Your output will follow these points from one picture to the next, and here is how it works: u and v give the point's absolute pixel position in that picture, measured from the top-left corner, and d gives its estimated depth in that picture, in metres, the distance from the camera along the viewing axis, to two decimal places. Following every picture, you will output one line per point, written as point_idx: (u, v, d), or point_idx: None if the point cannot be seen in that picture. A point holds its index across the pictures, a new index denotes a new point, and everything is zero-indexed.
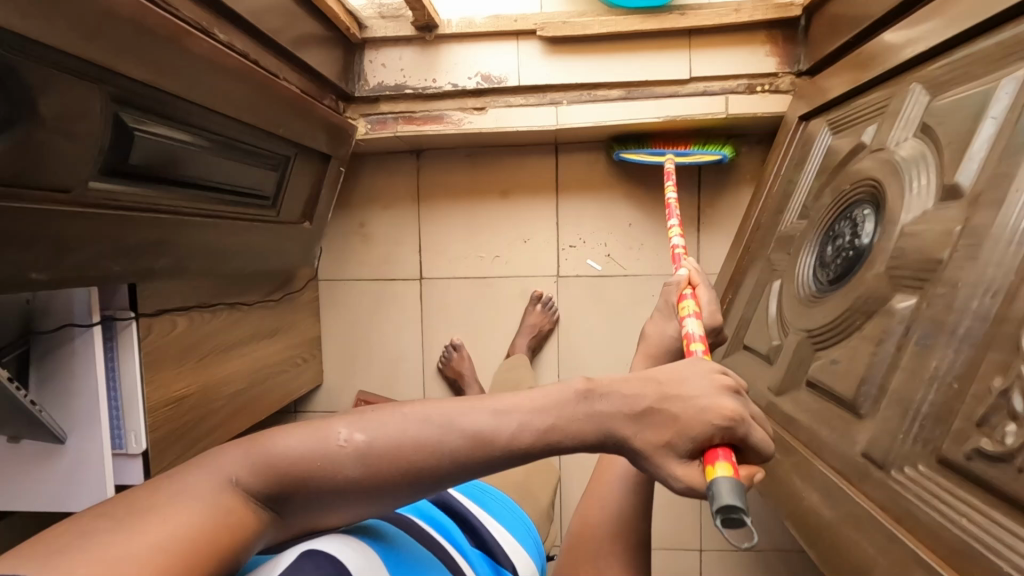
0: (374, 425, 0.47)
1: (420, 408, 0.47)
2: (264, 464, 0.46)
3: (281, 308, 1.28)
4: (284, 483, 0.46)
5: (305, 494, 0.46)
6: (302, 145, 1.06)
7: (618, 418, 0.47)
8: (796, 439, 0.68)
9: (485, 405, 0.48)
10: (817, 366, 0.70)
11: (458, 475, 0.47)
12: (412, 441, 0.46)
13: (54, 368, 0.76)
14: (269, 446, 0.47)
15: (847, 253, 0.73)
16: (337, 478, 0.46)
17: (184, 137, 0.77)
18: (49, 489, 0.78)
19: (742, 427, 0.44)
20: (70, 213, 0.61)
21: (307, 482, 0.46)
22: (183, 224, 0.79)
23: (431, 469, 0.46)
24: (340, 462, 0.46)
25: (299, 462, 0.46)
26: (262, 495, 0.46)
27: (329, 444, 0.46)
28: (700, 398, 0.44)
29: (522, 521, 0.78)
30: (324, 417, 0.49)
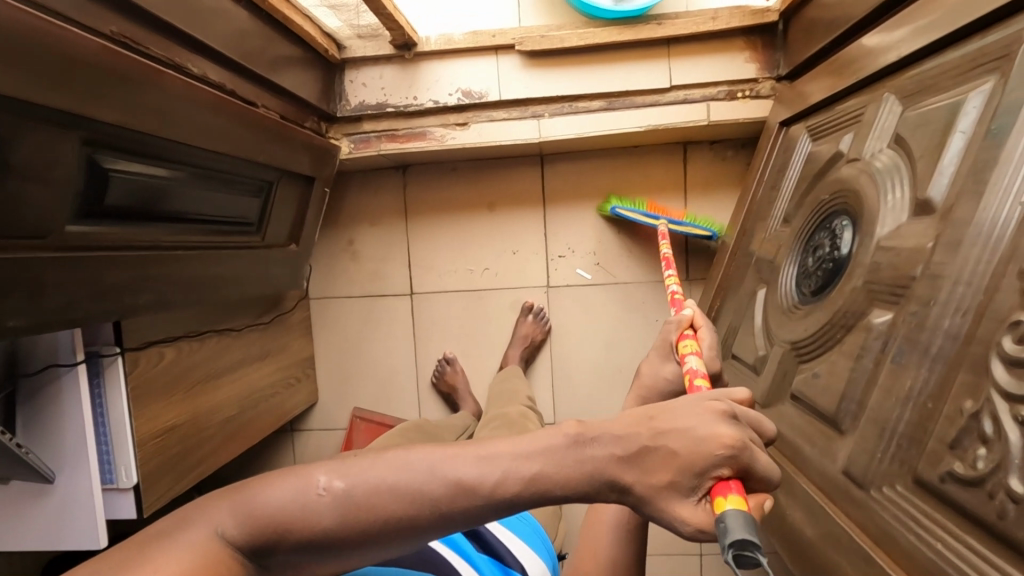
0: (355, 472, 0.48)
1: (400, 456, 0.48)
2: (249, 516, 0.48)
3: (271, 330, 1.28)
4: (266, 533, 0.48)
5: (288, 544, 0.48)
6: (284, 169, 1.05)
7: (613, 463, 0.45)
8: (782, 454, 0.68)
9: (468, 451, 0.48)
10: (801, 380, 0.70)
11: (437, 525, 0.47)
12: (390, 488, 0.47)
13: (41, 409, 0.76)
14: (254, 495, 0.48)
15: (828, 264, 0.73)
16: (316, 528, 0.47)
17: (160, 172, 0.77)
18: (40, 529, 0.78)
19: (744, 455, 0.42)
20: (47, 259, 0.61)
21: (288, 533, 0.47)
22: (166, 258, 0.80)
23: (409, 518, 0.46)
24: (319, 513, 0.47)
25: (280, 513, 0.47)
26: (247, 546, 0.48)
27: (308, 494, 0.47)
28: (697, 430, 0.42)
29: (531, 527, 0.78)
30: (310, 465, 0.50)
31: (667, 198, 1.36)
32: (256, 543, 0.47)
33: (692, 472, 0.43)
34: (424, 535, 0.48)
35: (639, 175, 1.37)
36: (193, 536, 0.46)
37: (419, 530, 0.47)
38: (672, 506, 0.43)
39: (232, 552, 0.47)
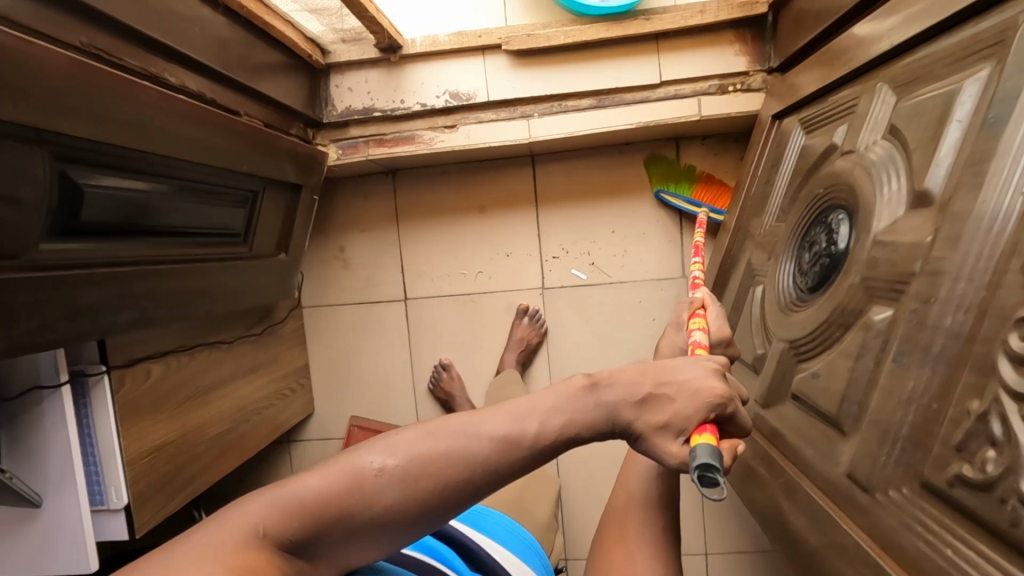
0: (400, 451, 0.48)
1: (445, 426, 0.50)
2: (296, 507, 0.47)
3: (264, 342, 1.26)
4: (315, 523, 0.47)
5: (342, 529, 0.48)
6: (269, 179, 1.03)
7: (622, 405, 0.51)
8: (783, 456, 0.66)
9: (504, 413, 0.51)
10: (800, 379, 0.69)
11: (491, 483, 0.49)
12: (446, 455, 0.48)
13: (22, 433, 0.74)
14: (300, 485, 0.48)
15: (824, 259, 0.72)
16: (375, 506, 0.47)
17: (137, 186, 0.75)
18: (27, 554, 0.76)
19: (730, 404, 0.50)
20: (20, 280, 0.59)
21: (342, 517, 0.47)
22: (148, 273, 0.78)
23: (466, 481, 0.48)
24: (377, 489, 0.47)
25: (330, 501, 0.47)
26: (296, 538, 0.47)
27: (361, 475, 0.48)
28: (693, 381, 0.50)
29: (526, 542, 0.77)
30: (347, 451, 0.50)
31: (660, 195, 1.35)
32: (311, 531, 0.47)
33: (683, 420, 0.49)
34: (475, 498, 0.50)
35: (631, 173, 1.35)
36: (239, 534, 0.45)
37: (474, 493, 0.49)
38: (662, 446, 0.49)
39: (281, 549, 0.46)
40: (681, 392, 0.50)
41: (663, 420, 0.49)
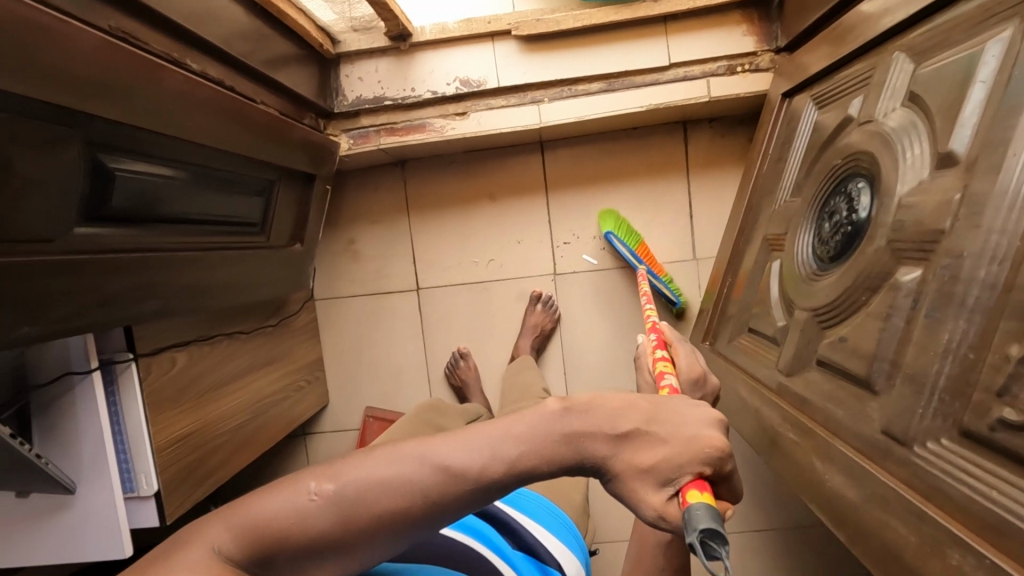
0: (346, 475, 0.49)
1: (389, 451, 0.50)
2: (243, 531, 0.49)
3: (280, 334, 1.26)
4: (261, 546, 0.49)
5: (288, 552, 0.49)
6: (283, 168, 1.03)
7: (600, 439, 0.48)
8: (812, 419, 0.67)
9: (453, 440, 0.50)
10: (826, 345, 0.70)
11: (435, 512, 0.49)
12: (383, 481, 0.48)
13: (55, 419, 0.74)
14: (247, 510, 0.50)
15: (845, 229, 0.73)
16: (312, 531, 0.48)
17: (161, 171, 0.74)
18: (59, 541, 0.76)
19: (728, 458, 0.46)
20: (59, 263, 0.59)
21: (284, 540, 0.48)
22: (173, 260, 0.78)
23: (401, 510, 0.48)
24: (313, 514, 0.48)
25: (273, 524, 0.49)
26: (244, 560, 0.49)
27: (300, 500, 0.49)
28: (689, 426, 0.46)
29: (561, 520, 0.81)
30: (296, 474, 0.52)
31: (668, 178, 1.36)
32: (256, 554, 0.48)
33: (675, 463, 0.45)
34: (424, 524, 0.50)
35: (640, 158, 1.37)
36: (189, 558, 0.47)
37: (420, 519, 0.49)
38: (641, 494, 0.46)
39: (234, 567, 0.48)
40: (674, 435, 0.46)
41: (647, 462, 0.46)
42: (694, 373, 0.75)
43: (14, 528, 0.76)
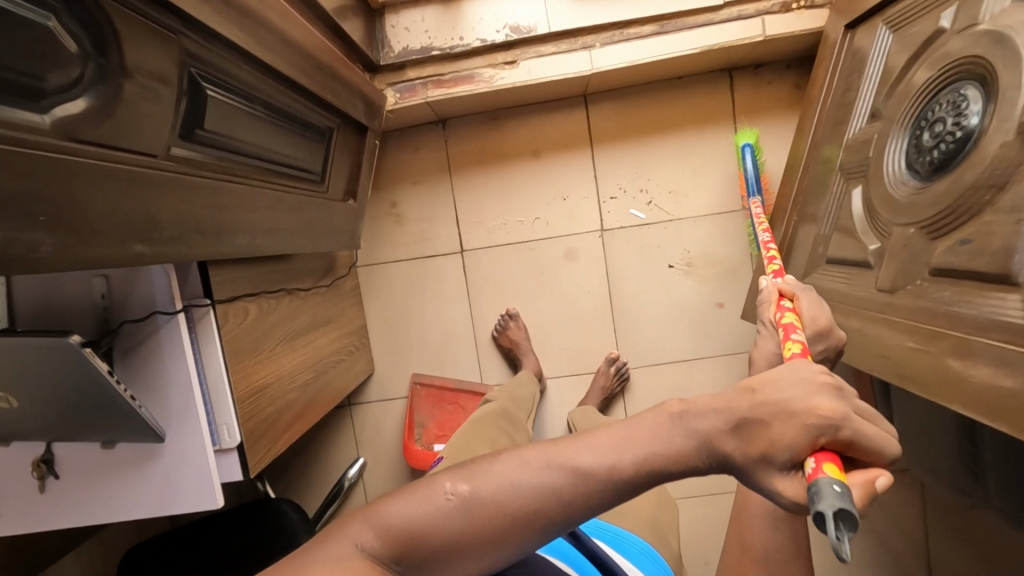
0: (479, 477, 0.48)
1: (519, 453, 0.49)
2: (385, 529, 0.48)
3: (331, 297, 1.22)
4: (403, 545, 0.47)
5: (423, 553, 0.47)
6: (341, 115, 1.00)
7: (720, 435, 0.43)
8: (935, 324, 0.65)
9: (582, 442, 0.47)
10: (940, 252, 0.68)
11: (569, 517, 0.47)
12: (517, 484, 0.47)
13: (141, 362, 0.72)
14: (386, 511, 0.48)
15: (951, 137, 0.71)
16: (446, 535, 0.47)
17: (243, 101, 0.71)
18: (147, 492, 0.73)
19: (846, 426, 0.39)
20: (161, 178, 0.55)
21: (425, 541, 0.47)
22: (257, 196, 0.74)
23: (535, 516, 0.46)
24: (448, 517, 0.47)
25: (413, 525, 0.47)
26: (388, 561, 0.47)
27: (437, 499, 0.48)
28: (790, 400, 0.40)
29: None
30: (428, 477, 0.51)
31: (716, 127, 1.34)
32: (398, 553, 0.47)
33: (789, 453, 0.40)
34: (557, 529, 0.47)
35: (685, 108, 1.34)
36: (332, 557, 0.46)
37: (552, 524, 0.47)
38: (770, 482, 0.41)
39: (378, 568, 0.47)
40: (775, 414, 0.41)
41: (761, 451, 0.41)
42: (823, 329, 0.66)
43: (101, 481, 0.73)
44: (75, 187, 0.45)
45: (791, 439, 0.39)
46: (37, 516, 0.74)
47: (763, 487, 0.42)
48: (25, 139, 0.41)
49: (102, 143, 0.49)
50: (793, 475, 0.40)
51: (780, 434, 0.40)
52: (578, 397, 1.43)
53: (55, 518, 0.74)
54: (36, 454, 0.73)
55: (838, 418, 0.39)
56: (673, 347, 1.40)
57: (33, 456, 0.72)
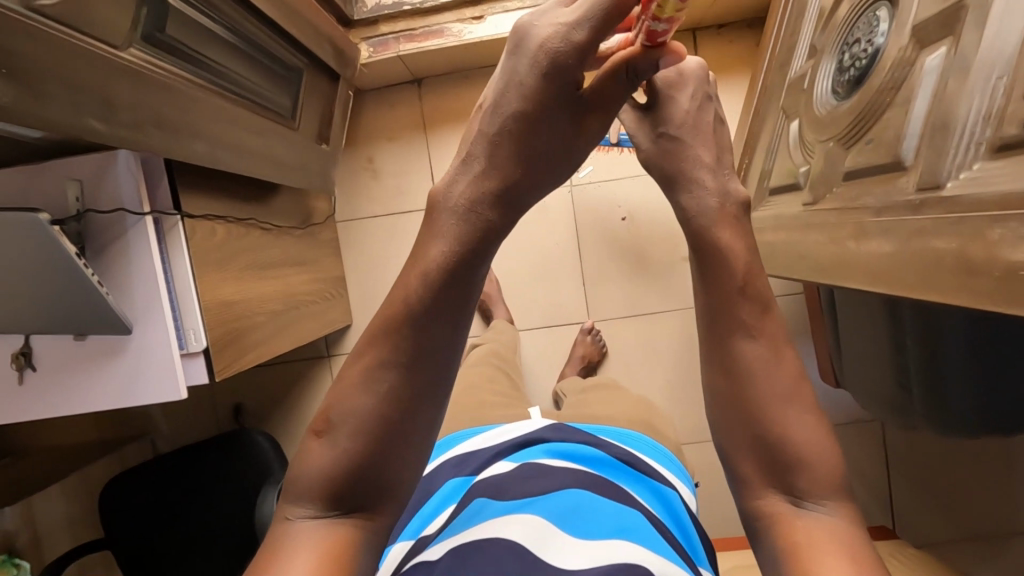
0: (334, 412, 0.55)
1: (352, 364, 0.56)
2: (301, 489, 0.54)
3: (307, 242, 1.28)
4: (330, 488, 0.53)
5: (347, 477, 0.53)
6: (310, 57, 1.06)
7: None
8: (842, 219, 0.70)
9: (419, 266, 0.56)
10: (852, 158, 0.73)
11: (415, 370, 0.56)
12: (366, 390, 0.54)
13: (110, 262, 0.77)
14: (294, 481, 0.55)
15: (864, 55, 0.76)
16: (347, 455, 0.54)
17: (205, 22, 0.77)
18: (114, 386, 0.79)
19: (564, 41, 0.55)
20: (120, 67, 0.61)
21: (343, 472, 0.53)
22: (220, 112, 0.80)
23: (399, 394, 0.55)
24: (338, 451, 0.53)
25: (322, 472, 0.53)
26: (330, 506, 0.53)
27: (317, 447, 0.54)
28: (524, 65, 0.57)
29: (631, 435, 0.89)
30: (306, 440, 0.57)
31: None
32: (332, 493, 0.53)
33: (553, 105, 0.58)
34: (428, 390, 0.56)
35: None
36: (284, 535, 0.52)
37: (423, 392, 0.55)
38: (558, 128, 0.58)
39: (325, 513, 0.53)
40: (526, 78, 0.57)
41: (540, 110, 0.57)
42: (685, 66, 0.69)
43: (72, 372, 0.79)
44: (30, 49, 0.50)
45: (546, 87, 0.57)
46: (14, 407, 0.80)
47: (563, 134, 0.59)
48: None
49: (68, 22, 0.54)
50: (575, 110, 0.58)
51: (528, 97, 0.58)
52: (551, 352, 1.47)
53: (30, 409, 0.80)
54: (14, 348, 0.78)
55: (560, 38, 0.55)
56: (640, 300, 1.44)
57: (13, 349, 0.78)
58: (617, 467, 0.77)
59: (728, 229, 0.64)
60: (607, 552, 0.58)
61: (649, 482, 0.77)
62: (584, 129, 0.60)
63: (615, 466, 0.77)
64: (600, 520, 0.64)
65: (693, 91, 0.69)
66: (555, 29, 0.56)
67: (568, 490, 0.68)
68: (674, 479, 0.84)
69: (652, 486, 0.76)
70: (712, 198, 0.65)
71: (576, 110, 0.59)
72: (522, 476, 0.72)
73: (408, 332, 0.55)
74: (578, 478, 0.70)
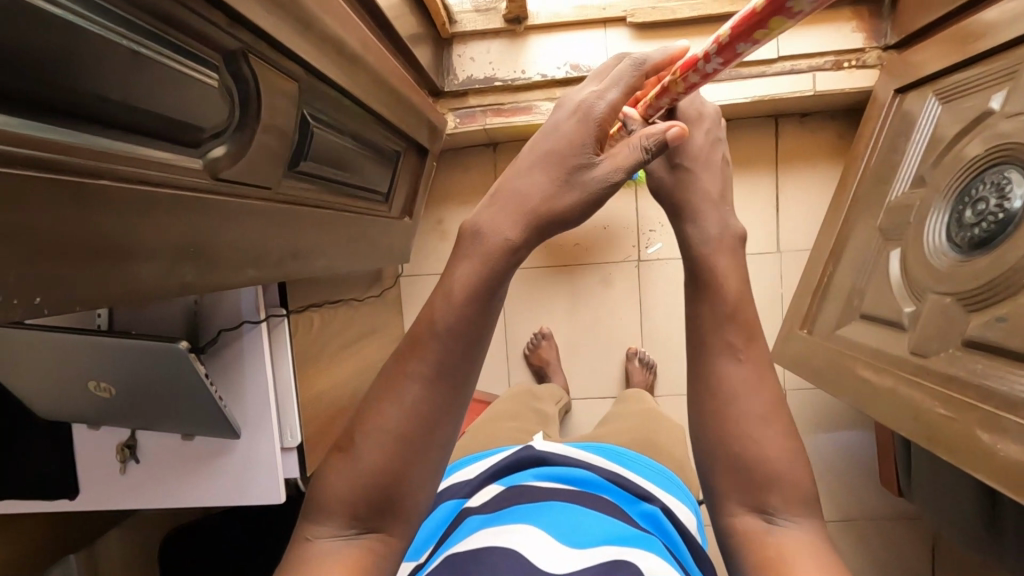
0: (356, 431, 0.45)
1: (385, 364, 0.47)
2: (320, 507, 0.45)
3: (377, 305, 1.28)
4: (355, 507, 0.45)
5: (375, 494, 0.45)
6: (409, 140, 1.06)
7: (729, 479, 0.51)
8: (970, 396, 0.71)
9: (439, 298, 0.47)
10: (976, 327, 0.74)
11: (450, 358, 0.46)
12: (394, 402, 0.45)
13: (224, 364, 0.79)
14: (313, 495, 0.46)
15: (994, 217, 0.76)
16: (373, 469, 0.44)
17: (337, 135, 0.78)
18: (218, 483, 0.81)
19: (590, 105, 0.53)
20: (272, 208, 0.62)
21: (370, 488, 0.44)
22: (336, 219, 0.81)
23: (436, 399, 0.45)
24: (361, 463, 0.44)
25: (346, 491, 0.45)
26: (356, 526, 0.45)
27: (340, 458, 0.46)
28: (553, 126, 0.53)
29: (633, 457, 0.82)
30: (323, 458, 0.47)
31: (759, 170, 1.39)
32: (355, 511, 0.45)
33: (560, 162, 0.51)
34: (459, 408, 0.47)
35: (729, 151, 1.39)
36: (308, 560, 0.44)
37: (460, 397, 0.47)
38: (571, 186, 0.50)
39: (352, 533, 0.45)
40: (555, 136, 0.52)
41: (560, 169, 0.51)
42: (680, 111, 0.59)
43: (177, 468, 0.80)
44: (211, 219, 0.51)
45: (568, 143, 0.51)
46: (115, 495, 0.82)
47: (578, 185, 0.50)
48: (182, 181, 0.48)
49: (238, 181, 0.56)
50: (602, 163, 0.51)
51: (548, 144, 0.52)
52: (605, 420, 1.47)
53: (131, 498, 0.82)
54: (120, 439, 0.80)
55: (587, 100, 0.53)
56: None
57: (117, 441, 0.80)
58: (605, 488, 0.71)
59: (727, 259, 0.55)
60: (597, 556, 0.56)
61: (642, 505, 0.70)
62: (592, 183, 0.50)
63: (617, 492, 0.71)
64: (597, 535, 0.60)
65: (706, 129, 0.60)
66: (594, 92, 0.54)
67: (556, 505, 0.65)
68: (676, 501, 0.76)
69: (643, 508, 0.69)
70: (713, 229, 0.56)
71: (587, 163, 0.51)
72: (504, 502, 0.67)
73: (434, 348, 0.45)
74: (574, 499, 0.66)
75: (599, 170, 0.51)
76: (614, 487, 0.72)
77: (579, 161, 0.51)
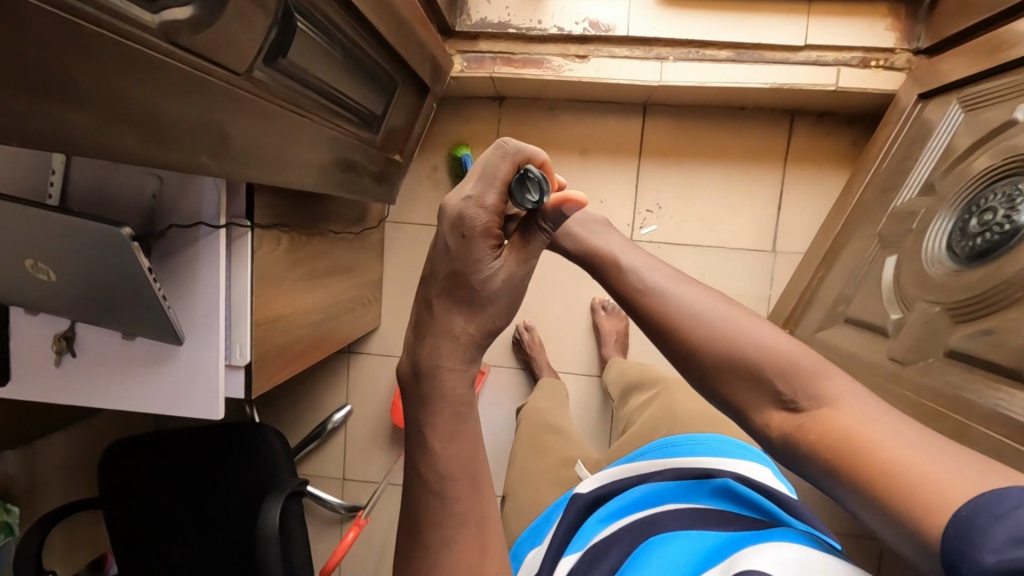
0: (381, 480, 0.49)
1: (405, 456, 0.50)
2: None
3: (356, 245, 1.24)
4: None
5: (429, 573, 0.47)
6: (408, 73, 1.01)
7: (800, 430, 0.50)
8: (939, 406, 0.69)
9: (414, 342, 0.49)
10: (959, 339, 0.71)
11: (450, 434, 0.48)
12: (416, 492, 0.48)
13: (177, 267, 0.75)
14: None
15: (999, 228, 0.73)
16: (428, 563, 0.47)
17: (325, 42, 0.73)
18: (158, 393, 0.77)
19: (470, 214, 0.44)
20: (240, 97, 0.57)
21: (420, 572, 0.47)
22: (317, 134, 0.76)
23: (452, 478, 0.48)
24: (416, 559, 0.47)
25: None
26: None
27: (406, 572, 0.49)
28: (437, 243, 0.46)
29: (694, 440, 0.77)
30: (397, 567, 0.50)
31: (767, 165, 1.35)
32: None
33: (458, 267, 0.46)
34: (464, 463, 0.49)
35: (740, 141, 1.35)
36: None
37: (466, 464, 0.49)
38: (474, 303, 0.47)
39: None
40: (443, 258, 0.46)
41: (459, 290, 0.47)
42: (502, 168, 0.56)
43: (117, 370, 0.77)
44: (153, 87, 0.46)
45: (458, 261, 0.45)
46: (48, 389, 0.78)
47: (482, 297, 0.47)
48: (131, 35, 0.43)
49: (198, 53, 0.51)
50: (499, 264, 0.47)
51: (441, 266, 0.46)
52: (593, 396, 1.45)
53: (63, 394, 0.78)
54: (59, 329, 0.77)
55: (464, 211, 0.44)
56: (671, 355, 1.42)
57: (56, 331, 0.77)
58: (671, 494, 0.68)
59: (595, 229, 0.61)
60: None
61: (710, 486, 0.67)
62: (497, 294, 0.47)
63: (686, 493, 0.67)
64: (682, 553, 0.55)
65: None
66: (470, 198, 0.44)
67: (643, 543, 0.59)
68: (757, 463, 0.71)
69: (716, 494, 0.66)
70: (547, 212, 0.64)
71: (486, 278, 0.46)
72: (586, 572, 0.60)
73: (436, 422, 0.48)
74: (642, 530, 0.62)
75: (499, 279, 0.47)
76: (676, 485, 0.69)
77: (476, 275, 0.46)
